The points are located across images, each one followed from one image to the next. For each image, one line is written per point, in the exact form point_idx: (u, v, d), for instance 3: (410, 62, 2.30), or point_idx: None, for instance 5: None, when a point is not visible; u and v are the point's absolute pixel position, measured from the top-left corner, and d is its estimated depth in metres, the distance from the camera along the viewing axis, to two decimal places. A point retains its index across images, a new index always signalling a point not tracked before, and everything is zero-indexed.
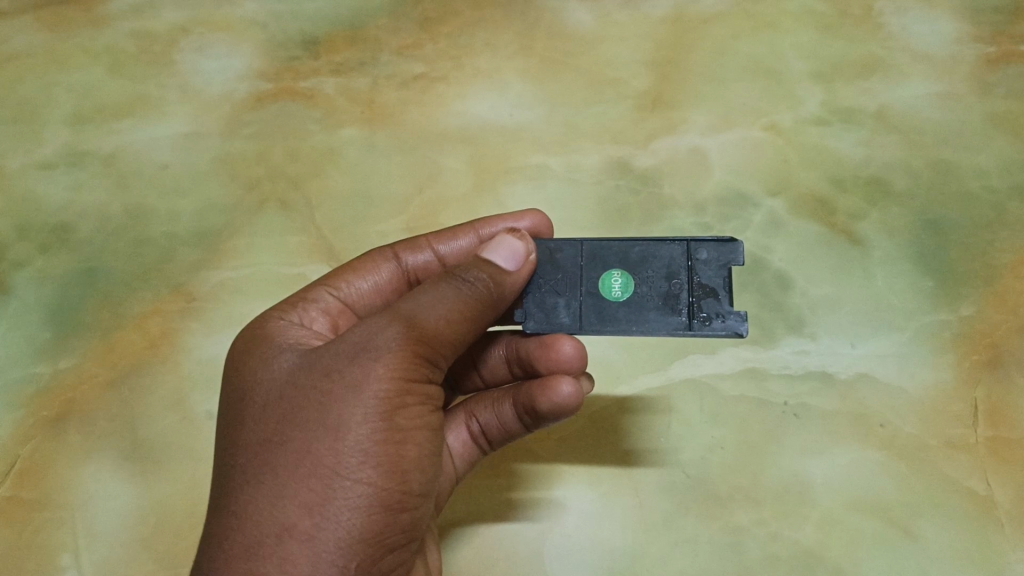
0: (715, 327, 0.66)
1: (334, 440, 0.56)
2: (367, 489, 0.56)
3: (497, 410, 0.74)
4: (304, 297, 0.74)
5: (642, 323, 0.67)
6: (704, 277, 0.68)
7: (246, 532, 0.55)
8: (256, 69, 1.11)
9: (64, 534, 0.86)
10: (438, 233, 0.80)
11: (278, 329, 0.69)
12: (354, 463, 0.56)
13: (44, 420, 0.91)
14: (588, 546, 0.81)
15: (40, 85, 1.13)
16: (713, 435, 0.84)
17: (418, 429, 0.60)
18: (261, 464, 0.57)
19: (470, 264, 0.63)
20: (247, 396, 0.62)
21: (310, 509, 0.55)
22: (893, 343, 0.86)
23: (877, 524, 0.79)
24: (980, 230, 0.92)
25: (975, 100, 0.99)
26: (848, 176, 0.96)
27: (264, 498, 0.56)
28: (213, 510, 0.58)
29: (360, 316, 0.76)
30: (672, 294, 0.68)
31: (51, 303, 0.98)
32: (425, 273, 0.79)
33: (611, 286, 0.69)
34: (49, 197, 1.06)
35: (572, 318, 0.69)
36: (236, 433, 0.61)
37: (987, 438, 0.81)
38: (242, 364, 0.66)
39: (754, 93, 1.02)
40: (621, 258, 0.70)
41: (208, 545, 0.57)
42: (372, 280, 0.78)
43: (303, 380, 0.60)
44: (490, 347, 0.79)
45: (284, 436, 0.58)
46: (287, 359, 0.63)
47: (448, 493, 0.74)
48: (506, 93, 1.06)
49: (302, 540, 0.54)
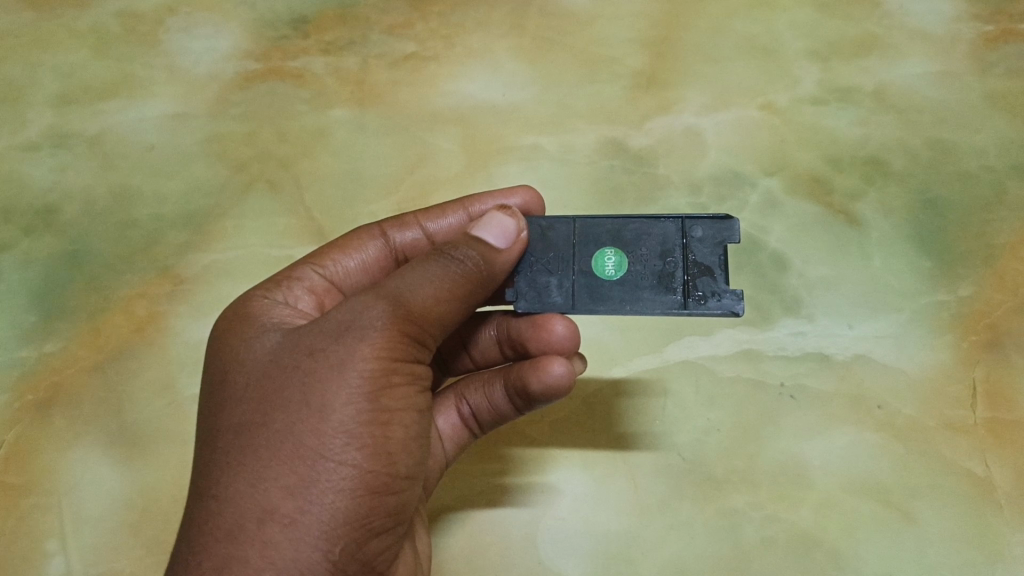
0: (710, 306, 0.65)
1: (317, 420, 0.55)
2: (352, 472, 0.55)
3: (488, 392, 0.73)
4: (290, 275, 0.72)
5: (636, 302, 0.66)
6: (699, 256, 0.67)
7: (226, 515, 0.54)
8: (244, 48, 1.09)
9: (50, 520, 0.84)
10: (427, 211, 0.79)
11: (261, 308, 0.67)
12: (338, 444, 0.55)
13: (29, 404, 0.90)
14: (581, 530, 0.80)
15: (25, 65, 1.11)
16: (709, 417, 0.83)
17: (405, 411, 0.58)
18: (242, 446, 0.56)
19: (460, 242, 0.62)
20: (228, 376, 0.61)
21: (292, 491, 0.54)
22: (891, 323, 0.85)
23: (875, 506, 0.78)
24: (980, 210, 0.91)
25: (974, 79, 0.98)
26: (845, 156, 0.95)
27: (245, 481, 0.54)
28: (193, 493, 0.57)
29: (345, 295, 0.75)
30: (667, 273, 0.67)
31: (35, 287, 0.96)
32: (413, 251, 0.77)
33: (605, 265, 0.68)
34: (34, 179, 1.04)
35: (564, 297, 0.67)
36: (216, 414, 0.59)
37: (987, 419, 0.80)
38: (224, 343, 0.64)
39: (750, 71, 1.01)
40: (614, 236, 0.69)
41: (188, 528, 0.56)
42: (359, 259, 0.76)
43: (286, 360, 0.58)
44: (481, 329, 0.78)
45: (266, 417, 0.56)
46: (271, 339, 0.62)
47: (437, 477, 0.73)
48: (499, 73, 1.05)
49: (283, 524, 0.53)
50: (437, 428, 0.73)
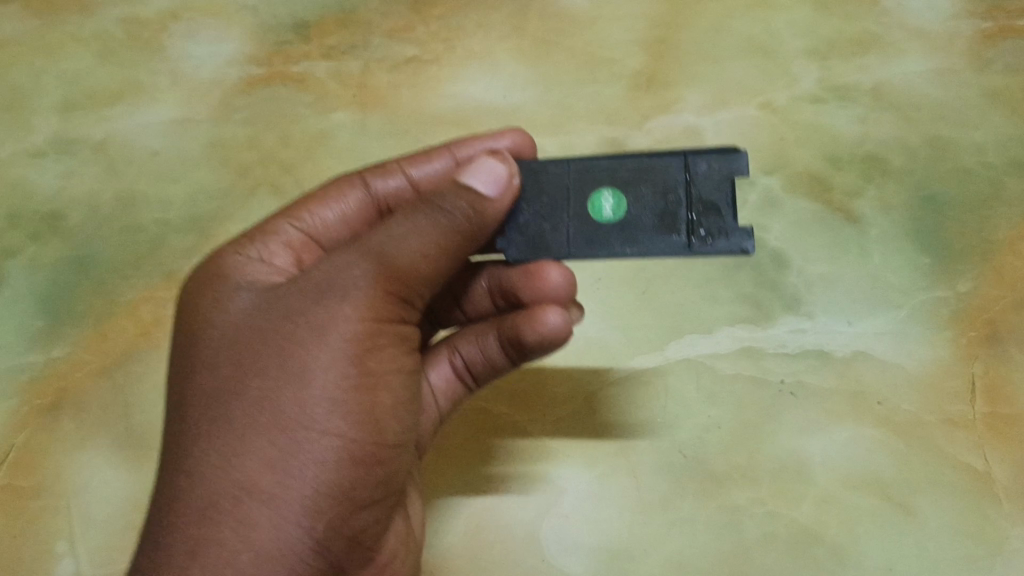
0: (716, 246, 0.65)
1: (298, 391, 0.59)
2: (334, 442, 0.59)
3: (480, 344, 0.76)
4: (267, 229, 0.75)
5: (637, 246, 0.66)
6: (704, 192, 0.66)
7: (212, 484, 0.59)
8: (246, 53, 1.10)
9: (60, 522, 0.85)
10: (410, 157, 0.80)
11: (239, 267, 0.71)
12: (319, 415, 0.59)
13: (37, 408, 0.90)
14: (584, 527, 0.80)
15: (29, 72, 1.12)
16: (711, 414, 0.83)
17: (386, 377, 0.63)
18: (224, 414, 0.61)
19: (448, 189, 0.61)
20: (208, 340, 0.65)
21: (273, 463, 0.59)
22: (891, 319, 0.86)
23: (874, 502, 0.78)
24: (978, 205, 0.91)
25: (972, 75, 0.98)
26: (844, 154, 0.96)
27: (226, 451, 0.59)
28: (176, 455, 0.62)
29: (325, 247, 0.77)
30: (669, 213, 0.66)
31: (43, 292, 0.97)
32: (395, 200, 0.78)
33: (601, 207, 0.68)
34: (40, 185, 1.05)
35: (561, 242, 0.68)
36: (197, 378, 0.64)
37: (986, 413, 0.81)
38: (202, 304, 0.69)
39: (749, 70, 1.02)
40: (611, 176, 0.68)
41: (171, 488, 0.61)
42: (339, 210, 0.78)
43: (266, 327, 0.63)
44: (474, 278, 0.79)
45: (246, 386, 0.61)
46: (248, 303, 0.66)
47: (431, 432, 0.77)
48: (500, 75, 1.05)
49: (265, 494, 0.58)
50: (429, 384, 0.77)
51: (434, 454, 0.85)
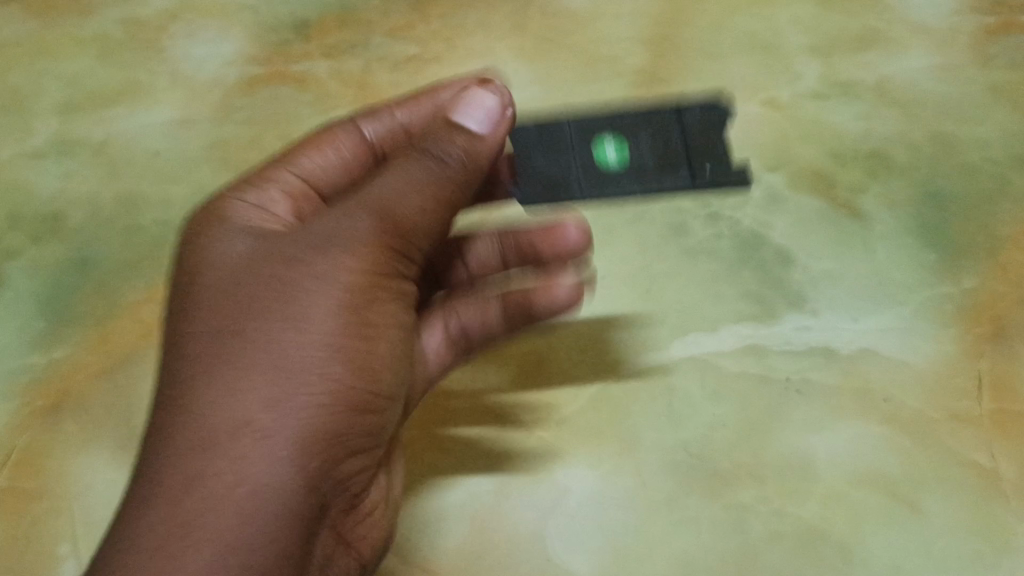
0: (717, 178, 0.68)
1: (298, 333, 0.62)
2: (332, 387, 0.62)
3: (481, 313, 0.84)
4: (265, 177, 0.79)
5: (645, 184, 0.69)
6: (695, 131, 0.70)
7: (200, 424, 0.60)
8: (246, 53, 1.10)
9: (62, 523, 0.84)
10: (401, 101, 0.86)
11: (237, 211, 0.74)
12: (319, 360, 0.62)
13: (37, 410, 0.90)
14: (589, 526, 0.79)
15: (28, 74, 1.12)
16: (716, 412, 0.82)
17: (385, 326, 0.68)
18: (218, 350, 0.62)
19: (444, 135, 0.70)
20: (201, 280, 0.67)
21: (270, 405, 0.60)
22: (896, 316, 0.85)
23: (880, 499, 0.78)
24: (983, 201, 0.91)
25: (976, 71, 0.98)
26: (848, 150, 0.95)
27: (220, 389, 0.61)
28: (162, 397, 0.63)
29: (322, 191, 0.81)
30: (670, 151, 0.70)
31: (44, 294, 0.96)
32: (390, 144, 0.85)
33: (606, 152, 0.71)
34: (40, 186, 1.04)
35: (570, 186, 0.70)
36: (188, 318, 0.65)
37: (993, 410, 0.80)
38: (198, 245, 0.71)
39: (752, 67, 1.01)
40: (610, 123, 0.72)
41: (156, 430, 0.61)
42: (335, 155, 0.83)
43: (264, 268, 0.65)
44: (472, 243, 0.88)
45: (244, 324, 0.63)
46: (244, 245, 0.68)
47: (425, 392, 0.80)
48: (501, 73, 1.05)
49: (257, 436, 0.60)
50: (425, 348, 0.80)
51: (436, 456, 0.83)
